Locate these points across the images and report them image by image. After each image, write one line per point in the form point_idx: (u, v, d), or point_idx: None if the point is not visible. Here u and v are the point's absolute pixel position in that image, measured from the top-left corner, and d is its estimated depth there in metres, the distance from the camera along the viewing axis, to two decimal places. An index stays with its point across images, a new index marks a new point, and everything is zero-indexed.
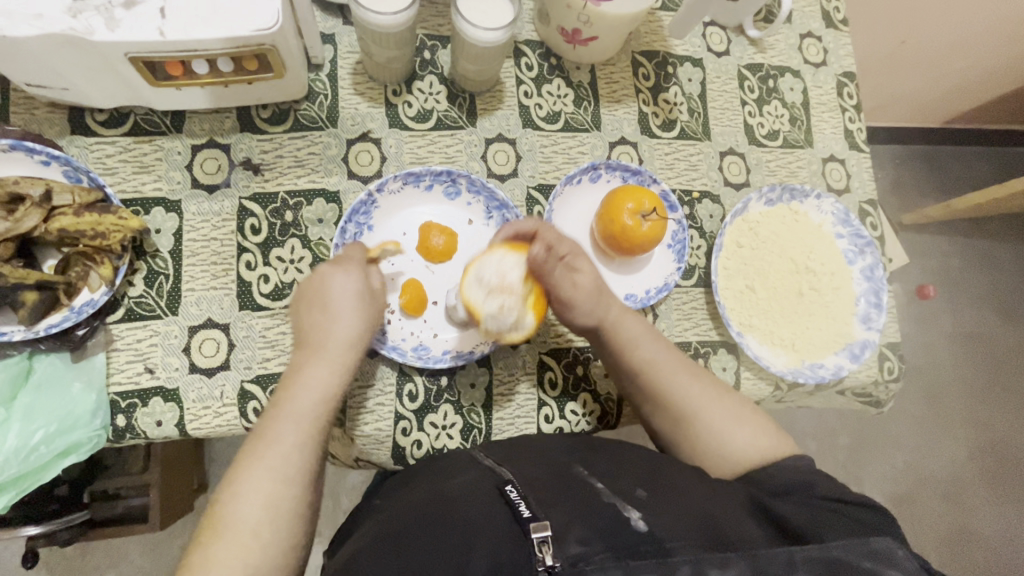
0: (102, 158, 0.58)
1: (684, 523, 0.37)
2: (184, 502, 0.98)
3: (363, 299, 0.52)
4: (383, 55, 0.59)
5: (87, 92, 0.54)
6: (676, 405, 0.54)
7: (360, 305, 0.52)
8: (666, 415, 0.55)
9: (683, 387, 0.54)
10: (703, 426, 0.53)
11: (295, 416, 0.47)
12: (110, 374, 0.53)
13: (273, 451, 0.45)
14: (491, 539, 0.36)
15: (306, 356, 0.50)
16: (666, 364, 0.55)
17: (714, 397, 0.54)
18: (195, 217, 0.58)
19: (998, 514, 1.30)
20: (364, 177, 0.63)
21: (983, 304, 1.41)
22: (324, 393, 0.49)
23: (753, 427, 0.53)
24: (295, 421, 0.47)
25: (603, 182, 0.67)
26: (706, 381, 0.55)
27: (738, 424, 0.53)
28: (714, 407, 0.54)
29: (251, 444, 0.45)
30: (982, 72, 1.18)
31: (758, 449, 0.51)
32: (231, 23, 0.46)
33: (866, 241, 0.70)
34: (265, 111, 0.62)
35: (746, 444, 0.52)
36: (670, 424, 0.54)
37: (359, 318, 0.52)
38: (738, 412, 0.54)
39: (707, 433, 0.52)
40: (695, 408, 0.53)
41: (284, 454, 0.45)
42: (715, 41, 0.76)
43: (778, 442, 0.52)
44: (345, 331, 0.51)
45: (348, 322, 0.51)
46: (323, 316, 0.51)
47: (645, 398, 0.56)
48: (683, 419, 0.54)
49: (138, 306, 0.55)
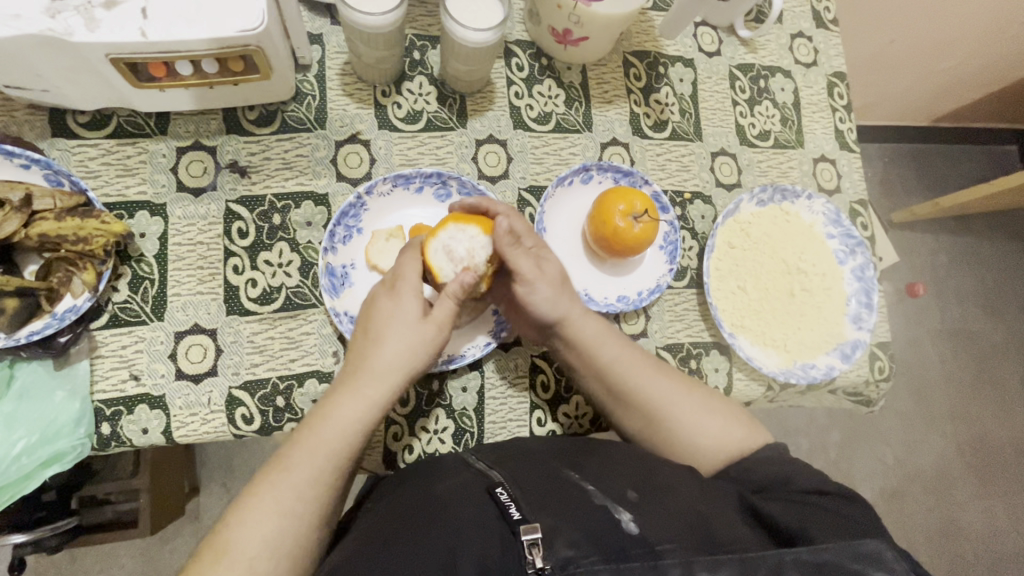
0: (84, 161, 0.57)
1: (675, 524, 0.38)
2: (174, 507, 0.97)
3: (412, 331, 0.51)
4: (372, 55, 0.59)
5: (68, 93, 0.53)
6: (645, 403, 0.54)
7: (409, 337, 0.51)
8: (637, 415, 0.54)
9: (649, 384, 0.54)
10: (672, 423, 0.53)
11: (317, 448, 0.46)
12: (94, 382, 0.52)
13: (287, 479, 0.45)
14: (482, 541, 0.36)
15: (348, 383, 0.50)
16: (631, 363, 0.55)
17: (682, 391, 0.55)
18: (180, 221, 0.57)
19: (987, 508, 1.31)
20: (353, 179, 0.62)
21: (972, 301, 1.43)
22: (358, 425, 0.48)
23: (725, 417, 0.54)
24: (316, 452, 0.46)
25: (594, 183, 0.67)
26: (672, 375, 0.56)
27: (710, 415, 0.53)
28: (683, 402, 0.54)
29: (266, 470, 0.46)
30: (970, 71, 1.19)
31: (733, 439, 0.52)
32: (215, 22, 0.45)
33: (856, 241, 0.71)
34: (251, 112, 0.61)
35: (721, 435, 0.52)
36: (641, 423, 0.54)
37: (404, 350, 0.51)
38: (706, 403, 0.54)
39: (682, 428, 0.53)
40: (664, 405, 0.54)
41: (305, 484, 0.45)
42: (706, 41, 0.76)
43: (749, 433, 0.53)
44: (391, 363, 0.50)
45: (393, 355, 0.50)
46: (370, 345, 0.51)
47: (612, 399, 0.56)
48: (654, 418, 0.54)
49: (122, 312, 0.54)
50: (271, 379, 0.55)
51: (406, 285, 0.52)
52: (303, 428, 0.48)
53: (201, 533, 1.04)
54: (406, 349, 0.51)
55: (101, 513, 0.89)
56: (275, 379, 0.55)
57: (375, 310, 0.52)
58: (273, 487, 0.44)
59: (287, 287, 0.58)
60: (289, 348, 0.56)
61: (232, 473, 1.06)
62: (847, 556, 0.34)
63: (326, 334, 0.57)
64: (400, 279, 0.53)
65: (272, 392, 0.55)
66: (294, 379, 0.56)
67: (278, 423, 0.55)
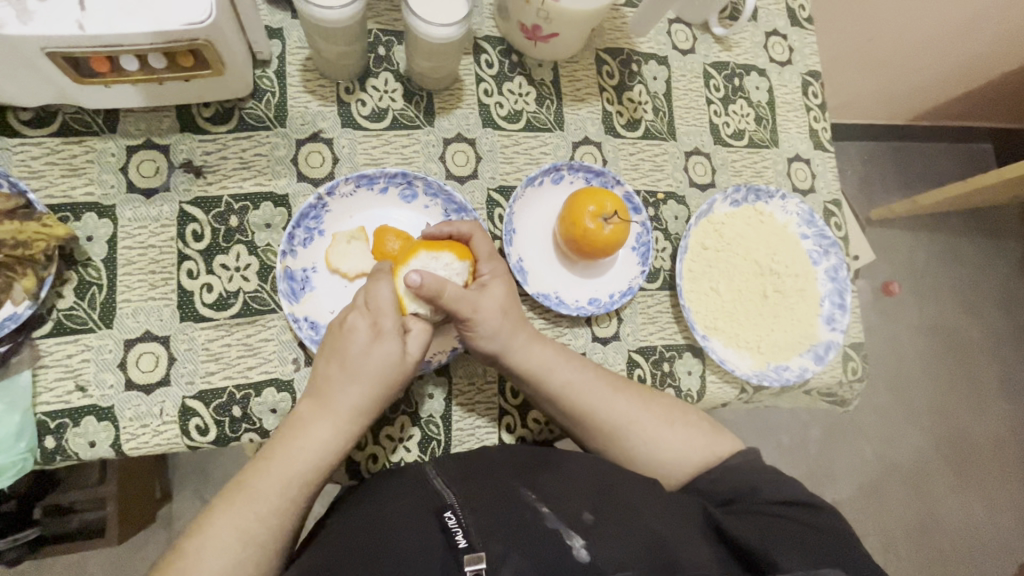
0: (26, 160, 0.54)
1: (630, 549, 0.36)
2: (141, 516, 0.94)
3: (394, 370, 0.49)
4: (333, 51, 0.57)
5: (6, 89, 0.50)
6: (604, 425, 0.52)
7: (391, 377, 0.49)
8: (597, 436, 0.53)
9: (606, 406, 0.53)
10: (635, 442, 0.52)
11: (284, 476, 0.45)
12: (37, 394, 0.50)
13: (251, 507, 0.44)
14: (426, 572, 0.35)
15: (320, 413, 0.48)
16: (585, 386, 0.53)
17: (640, 407, 0.53)
18: (131, 223, 0.55)
19: (961, 503, 1.33)
20: (315, 179, 0.60)
21: (947, 298, 1.44)
22: (332, 453, 0.48)
23: (686, 428, 0.53)
24: (282, 481, 0.45)
25: (566, 183, 0.66)
26: (628, 391, 0.54)
27: (672, 427, 0.53)
28: (643, 418, 0.53)
29: (228, 494, 0.45)
30: (945, 70, 1.20)
31: (697, 448, 0.52)
32: (158, 15, 0.43)
33: (830, 241, 0.70)
34: (207, 109, 0.58)
35: (683, 448, 0.52)
36: (603, 443, 0.53)
37: (385, 387, 0.49)
38: (667, 415, 0.53)
39: (644, 445, 0.52)
40: (624, 423, 0.52)
41: (270, 514, 0.44)
42: (680, 38, 0.75)
43: (713, 440, 0.52)
44: (371, 400, 0.49)
45: (374, 393, 0.49)
46: (347, 382, 0.48)
47: (570, 422, 0.54)
48: (614, 437, 0.52)
49: (68, 319, 0.52)
50: (228, 388, 0.53)
51: (387, 323, 0.48)
52: (268, 450, 0.47)
53: (172, 540, 1.01)
54: (385, 386, 0.49)
55: (66, 522, 0.87)
56: (231, 388, 0.53)
57: (350, 345, 0.48)
58: (233, 516, 0.43)
59: (245, 292, 0.56)
60: (246, 356, 0.54)
61: (204, 479, 1.04)
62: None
63: (286, 341, 0.55)
64: (381, 316, 0.48)
65: (228, 402, 0.53)
66: (252, 388, 0.54)
67: (235, 433, 0.53)
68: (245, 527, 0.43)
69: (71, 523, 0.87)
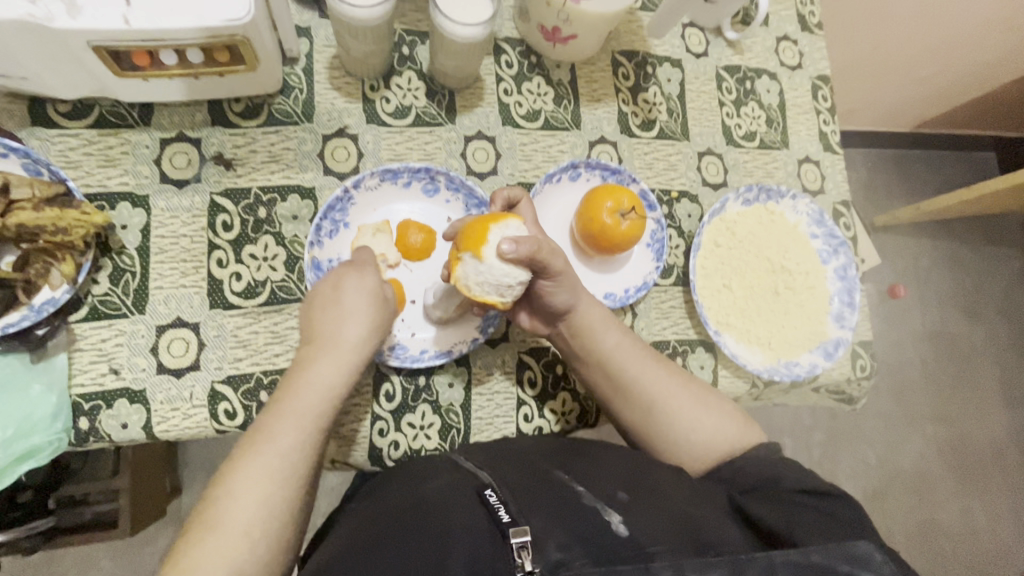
0: (65, 151, 0.56)
1: (666, 527, 0.38)
2: (153, 507, 0.95)
3: (376, 298, 0.52)
4: (360, 49, 0.58)
5: (48, 81, 0.51)
6: (645, 394, 0.54)
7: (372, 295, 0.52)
8: (635, 407, 0.55)
9: (652, 376, 0.55)
10: (671, 416, 0.54)
11: (292, 415, 0.46)
12: (72, 375, 0.51)
13: (267, 449, 0.44)
14: (472, 539, 0.36)
15: (315, 351, 0.50)
16: (631, 353, 0.56)
17: (680, 384, 0.55)
18: (163, 213, 0.57)
19: (964, 507, 1.34)
20: (340, 173, 0.62)
21: (951, 304, 1.46)
22: (330, 385, 0.48)
23: (721, 413, 0.54)
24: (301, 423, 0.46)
25: (583, 180, 0.67)
26: (670, 368, 0.57)
27: (707, 409, 0.54)
28: (681, 395, 0.54)
29: (248, 441, 0.45)
30: (951, 78, 1.22)
31: (727, 434, 0.53)
32: (201, 12, 0.45)
33: (839, 241, 0.72)
34: (237, 105, 0.60)
35: (717, 431, 0.53)
36: (641, 414, 0.55)
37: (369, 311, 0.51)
38: (703, 398, 0.55)
39: (678, 420, 0.53)
40: (665, 396, 0.54)
41: (281, 448, 0.44)
42: (694, 42, 0.77)
43: (744, 430, 0.54)
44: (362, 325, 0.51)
45: (361, 317, 0.51)
46: (332, 315, 0.51)
47: (612, 389, 0.56)
48: (654, 408, 0.54)
49: (103, 305, 0.53)
50: (255, 374, 0.55)
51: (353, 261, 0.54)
52: (279, 395, 0.48)
53: (182, 533, 1.02)
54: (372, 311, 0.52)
55: (80, 513, 0.86)
56: (259, 374, 0.55)
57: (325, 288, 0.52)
58: (257, 457, 0.44)
59: (272, 282, 0.57)
60: (273, 343, 0.56)
61: (215, 473, 1.05)
62: (834, 556, 0.35)
63: None
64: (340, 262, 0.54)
65: (255, 387, 0.54)
66: (279, 375, 0.55)
67: None
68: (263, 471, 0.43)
69: (85, 514, 0.86)
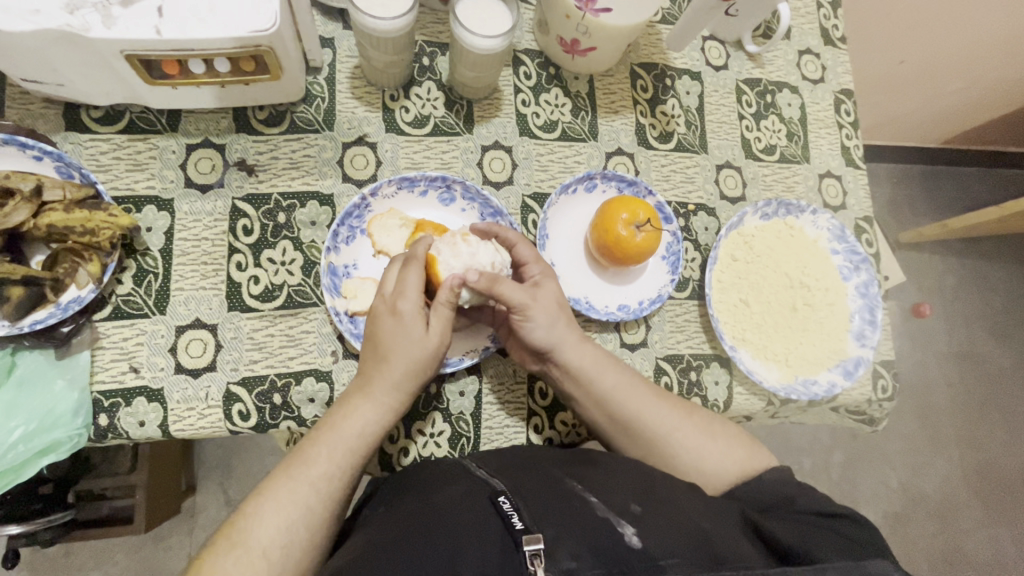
0: (96, 155, 0.58)
1: (679, 541, 0.37)
2: (169, 505, 0.96)
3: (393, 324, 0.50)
4: (381, 59, 0.59)
5: (84, 88, 0.54)
6: (647, 429, 0.54)
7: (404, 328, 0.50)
8: (639, 444, 0.54)
9: (649, 412, 0.54)
10: (679, 450, 0.53)
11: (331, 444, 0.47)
12: (94, 372, 0.53)
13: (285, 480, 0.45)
14: (483, 549, 0.36)
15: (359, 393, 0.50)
16: (626, 389, 0.55)
17: (682, 417, 0.55)
18: (187, 217, 0.58)
19: (993, 537, 1.28)
20: (359, 180, 0.63)
21: (979, 325, 1.41)
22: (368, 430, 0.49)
23: (727, 440, 0.54)
24: (367, 414, 0.49)
25: (598, 192, 0.67)
26: (670, 400, 0.56)
27: (711, 439, 0.54)
28: (683, 426, 0.54)
29: (319, 429, 0.49)
30: (982, 92, 1.19)
31: (737, 460, 0.52)
32: (228, 22, 0.46)
33: (861, 257, 0.70)
34: (261, 112, 0.62)
35: (724, 458, 0.52)
36: (640, 450, 0.54)
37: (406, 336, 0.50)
38: (707, 426, 0.55)
39: (686, 453, 0.53)
40: (666, 430, 0.54)
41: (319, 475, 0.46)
42: (714, 55, 0.76)
43: (752, 454, 0.53)
44: (402, 373, 0.50)
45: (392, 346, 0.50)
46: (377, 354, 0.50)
47: (613, 426, 0.55)
48: (657, 445, 0.53)
49: (125, 304, 0.55)
50: (270, 377, 0.56)
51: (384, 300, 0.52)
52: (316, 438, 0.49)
53: (196, 532, 1.03)
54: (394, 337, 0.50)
55: (97, 508, 0.88)
56: (273, 376, 0.56)
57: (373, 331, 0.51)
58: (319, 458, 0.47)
59: (289, 286, 0.58)
60: (288, 347, 0.57)
61: (229, 474, 1.06)
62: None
63: (325, 333, 0.58)
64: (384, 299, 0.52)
65: (269, 389, 0.55)
66: (293, 378, 0.56)
67: (274, 420, 0.55)
68: (331, 457, 0.47)
69: (102, 509, 0.88)
